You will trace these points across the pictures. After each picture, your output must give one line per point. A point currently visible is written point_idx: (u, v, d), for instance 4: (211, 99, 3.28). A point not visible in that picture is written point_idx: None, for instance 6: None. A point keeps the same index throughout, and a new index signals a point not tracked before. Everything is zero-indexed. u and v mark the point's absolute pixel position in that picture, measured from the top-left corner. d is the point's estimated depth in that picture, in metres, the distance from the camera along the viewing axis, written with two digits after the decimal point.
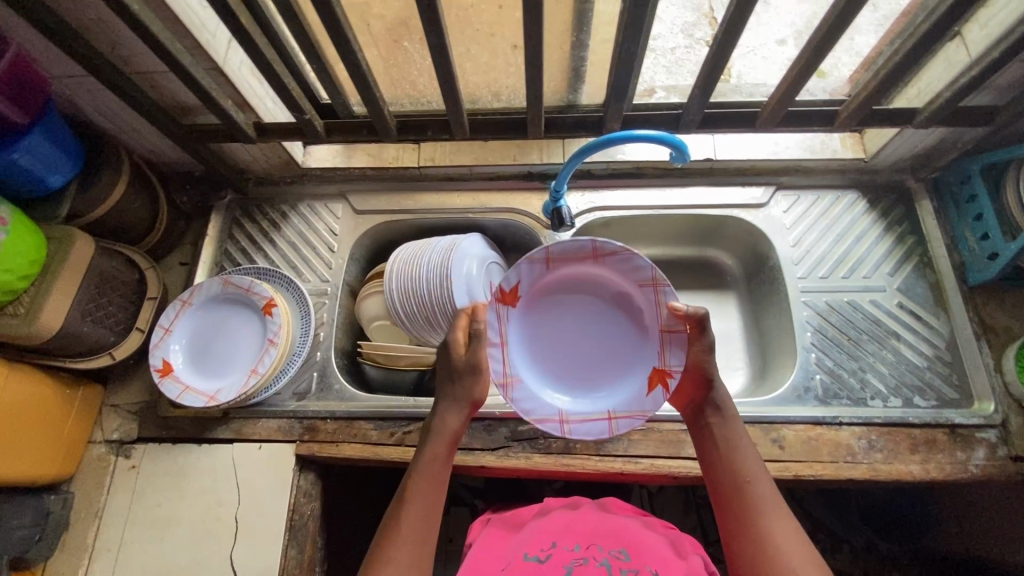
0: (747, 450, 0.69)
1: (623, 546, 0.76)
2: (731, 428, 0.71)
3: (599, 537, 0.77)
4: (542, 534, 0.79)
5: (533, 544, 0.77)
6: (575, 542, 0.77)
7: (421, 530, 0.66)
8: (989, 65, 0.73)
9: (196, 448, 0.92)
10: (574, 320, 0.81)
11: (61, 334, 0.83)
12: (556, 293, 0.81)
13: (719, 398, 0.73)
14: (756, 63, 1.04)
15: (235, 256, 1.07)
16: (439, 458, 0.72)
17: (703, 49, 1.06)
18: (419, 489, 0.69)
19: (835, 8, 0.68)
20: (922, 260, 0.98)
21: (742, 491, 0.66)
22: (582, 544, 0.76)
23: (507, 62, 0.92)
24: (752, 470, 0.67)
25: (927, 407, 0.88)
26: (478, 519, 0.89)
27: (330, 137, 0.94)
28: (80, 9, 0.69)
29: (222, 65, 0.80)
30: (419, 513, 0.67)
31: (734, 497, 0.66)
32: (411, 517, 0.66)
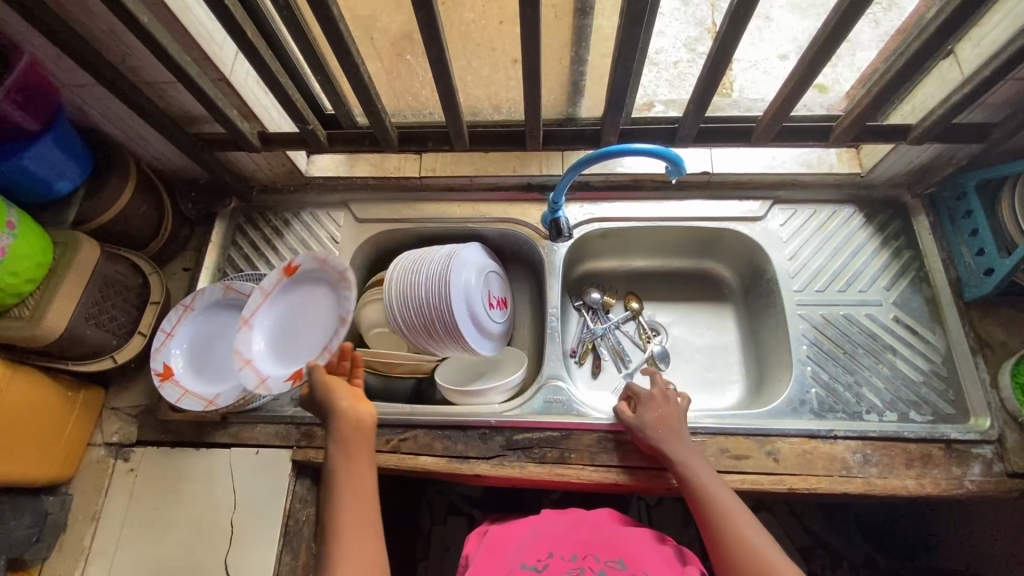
0: (702, 471, 0.79)
1: (619, 557, 0.76)
2: (682, 457, 0.81)
3: (596, 547, 0.78)
4: (540, 544, 0.79)
5: (531, 553, 0.77)
6: (572, 552, 0.77)
7: (352, 535, 0.70)
8: (981, 82, 0.74)
9: (195, 452, 0.93)
10: (461, 295, 0.95)
11: (64, 337, 0.84)
12: (449, 279, 0.94)
13: (671, 450, 0.82)
14: (758, 78, 1.06)
15: (237, 263, 1.08)
16: (349, 469, 0.76)
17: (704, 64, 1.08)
18: (339, 497, 0.74)
19: (827, 26, 0.70)
20: (918, 275, 0.98)
21: (708, 509, 0.76)
22: (579, 554, 0.77)
23: (508, 76, 0.94)
24: (711, 488, 0.77)
25: (923, 422, 0.88)
26: (477, 531, 0.89)
27: (333, 146, 0.95)
28: (93, 21, 0.71)
29: (229, 76, 0.82)
30: (348, 522, 0.71)
31: (705, 515, 0.76)
32: (343, 527, 0.71)
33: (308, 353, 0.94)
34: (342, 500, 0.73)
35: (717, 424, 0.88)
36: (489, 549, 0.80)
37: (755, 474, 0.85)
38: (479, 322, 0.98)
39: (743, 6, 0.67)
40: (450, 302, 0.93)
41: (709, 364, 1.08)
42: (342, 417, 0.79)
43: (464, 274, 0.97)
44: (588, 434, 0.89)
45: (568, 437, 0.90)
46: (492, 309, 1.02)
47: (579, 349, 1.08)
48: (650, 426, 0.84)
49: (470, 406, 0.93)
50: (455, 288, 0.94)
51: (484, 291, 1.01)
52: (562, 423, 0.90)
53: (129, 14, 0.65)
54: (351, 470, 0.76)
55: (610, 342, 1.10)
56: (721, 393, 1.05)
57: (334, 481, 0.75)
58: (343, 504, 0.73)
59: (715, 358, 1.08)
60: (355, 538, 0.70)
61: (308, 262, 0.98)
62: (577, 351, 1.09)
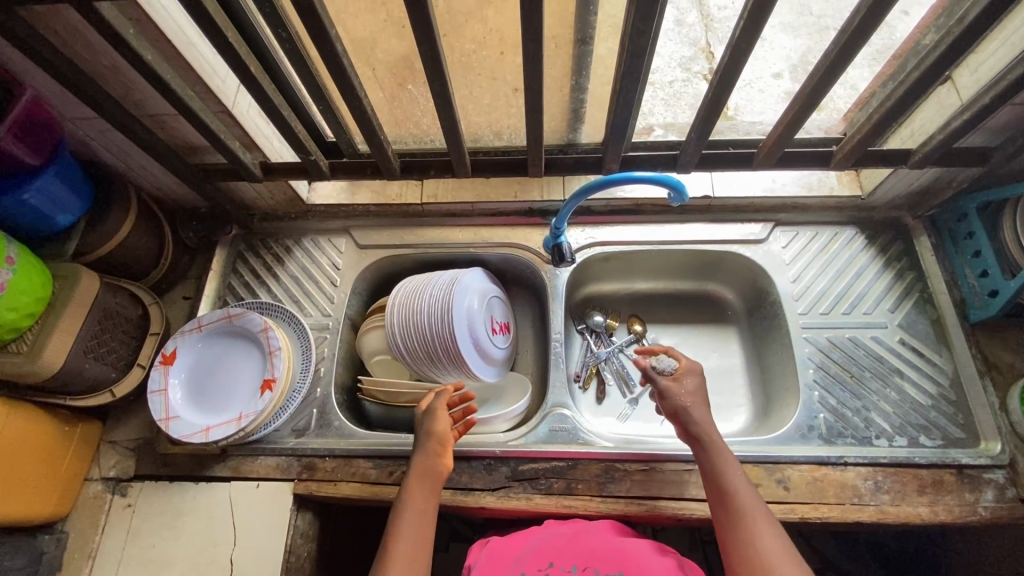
0: (729, 464, 0.77)
1: (619, 569, 0.74)
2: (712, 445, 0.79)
3: (597, 557, 0.75)
4: (540, 553, 0.77)
5: (531, 563, 0.76)
6: (571, 563, 0.75)
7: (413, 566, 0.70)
8: (981, 109, 0.74)
9: (193, 486, 0.92)
10: (461, 320, 0.94)
11: (62, 372, 0.83)
12: (450, 305, 0.94)
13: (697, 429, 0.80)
14: (752, 96, 1.07)
15: (238, 291, 1.08)
16: (425, 489, 0.78)
17: (700, 82, 1.11)
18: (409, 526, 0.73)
19: (823, 63, 0.68)
20: (922, 296, 0.98)
21: (728, 505, 0.73)
22: (578, 566, 0.75)
23: (509, 104, 0.95)
24: (735, 480, 0.75)
25: (933, 447, 0.87)
26: (480, 540, 0.85)
27: (334, 176, 0.94)
28: (95, 56, 0.71)
29: (231, 108, 0.82)
30: (414, 532, 0.73)
31: (721, 509, 0.74)
32: (407, 534, 0.73)
33: (253, 368, 0.95)
34: (407, 525, 0.73)
35: None
36: (492, 555, 0.79)
37: (766, 503, 0.84)
38: (480, 346, 0.97)
39: (743, 42, 0.67)
40: (450, 326, 0.93)
41: (715, 388, 1.06)
42: (437, 442, 0.81)
43: (465, 298, 0.96)
44: (594, 464, 0.88)
45: (574, 467, 0.88)
46: (493, 335, 1.01)
47: (582, 374, 1.07)
48: (685, 396, 0.83)
49: (475, 436, 0.91)
50: (455, 312, 0.94)
51: (484, 316, 0.99)
52: (568, 454, 0.88)
53: (134, 52, 0.65)
54: (427, 492, 0.78)
55: (614, 366, 1.09)
56: (728, 417, 1.04)
57: (408, 496, 0.77)
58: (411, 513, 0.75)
59: (721, 381, 1.07)
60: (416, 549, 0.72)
61: (185, 331, 0.96)
62: (581, 376, 1.08)
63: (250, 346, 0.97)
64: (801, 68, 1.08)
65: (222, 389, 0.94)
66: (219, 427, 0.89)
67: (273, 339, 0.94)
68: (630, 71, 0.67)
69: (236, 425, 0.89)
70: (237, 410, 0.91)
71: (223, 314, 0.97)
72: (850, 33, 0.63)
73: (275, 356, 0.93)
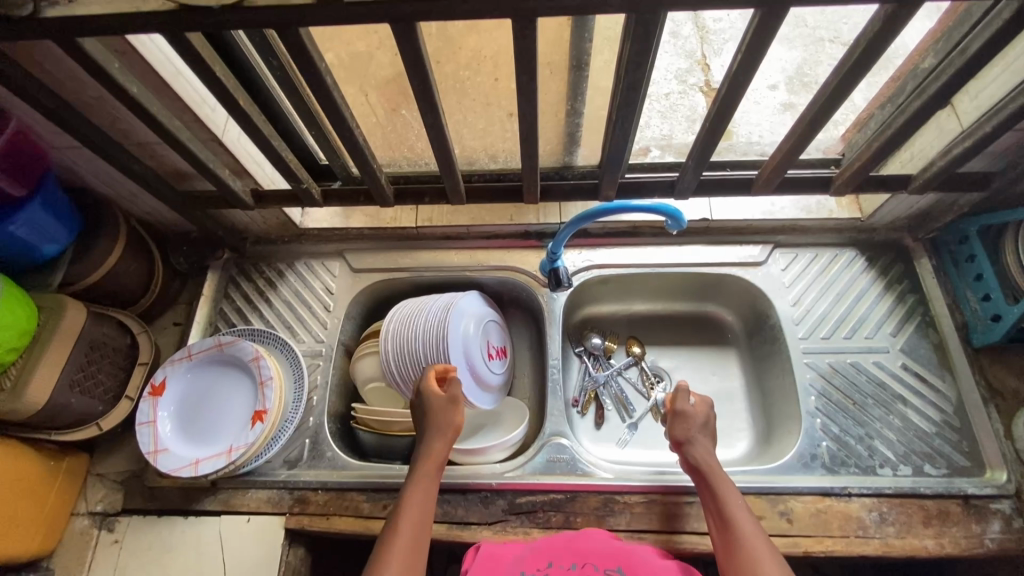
0: (734, 501, 0.75)
1: (619, 565, 0.74)
2: (719, 484, 0.77)
3: (595, 554, 0.76)
4: (539, 552, 0.77)
5: (532, 562, 0.75)
6: (571, 561, 0.75)
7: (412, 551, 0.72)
8: (984, 137, 0.71)
9: (182, 521, 0.89)
10: (458, 344, 0.93)
11: (46, 408, 0.81)
12: (448, 327, 0.93)
13: (700, 462, 0.79)
14: (749, 108, 1.07)
15: (229, 316, 1.06)
16: (430, 477, 0.79)
17: (696, 94, 1.10)
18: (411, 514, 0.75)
19: (822, 93, 0.67)
20: (924, 320, 0.96)
21: (732, 543, 0.71)
22: (578, 563, 0.75)
23: (504, 128, 0.94)
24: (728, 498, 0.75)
25: (938, 476, 0.85)
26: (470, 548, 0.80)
27: (327, 202, 0.93)
28: (81, 88, 0.70)
29: (221, 136, 0.80)
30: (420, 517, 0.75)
31: (724, 545, 0.72)
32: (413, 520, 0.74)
33: (244, 398, 0.93)
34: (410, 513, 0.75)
35: None
36: (488, 555, 0.77)
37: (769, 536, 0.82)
38: (480, 371, 0.96)
39: (737, 80, 0.65)
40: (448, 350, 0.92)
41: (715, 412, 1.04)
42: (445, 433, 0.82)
43: (463, 320, 0.96)
44: (593, 496, 0.86)
45: (573, 499, 0.86)
46: (490, 360, 0.99)
47: (581, 399, 1.05)
48: (693, 427, 0.82)
49: (472, 467, 0.89)
50: (453, 336, 0.93)
51: (482, 341, 0.98)
52: (566, 486, 0.87)
53: (119, 86, 0.63)
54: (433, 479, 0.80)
55: (613, 390, 1.07)
56: (730, 443, 1.02)
57: (415, 483, 0.79)
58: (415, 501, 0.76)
59: (721, 405, 1.05)
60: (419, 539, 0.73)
61: (175, 359, 0.95)
62: (580, 401, 1.06)
63: (241, 374, 0.95)
64: (798, 80, 1.08)
65: (212, 420, 0.92)
66: (208, 460, 0.87)
67: (264, 368, 0.92)
68: (626, 103, 0.66)
69: (226, 458, 0.87)
70: (227, 442, 0.89)
71: (213, 341, 0.95)
72: (850, 65, 0.61)
73: (267, 386, 0.91)
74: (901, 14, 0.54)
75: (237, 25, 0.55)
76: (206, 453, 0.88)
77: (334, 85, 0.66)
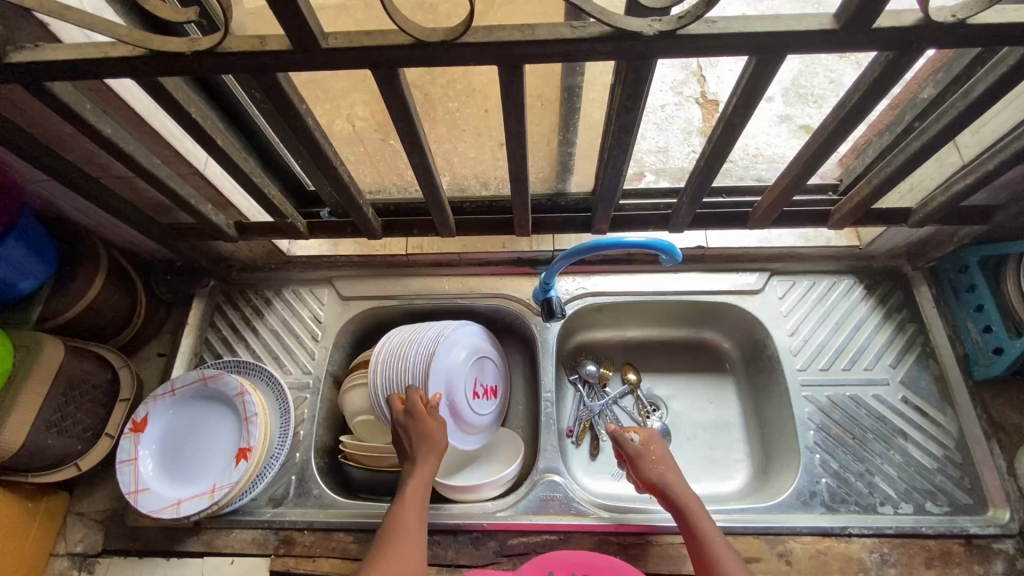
0: (714, 537, 0.71)
1: None
2: (695, 521, 0.73)
3: (592, 567, 0.75)
4: (537, 563, 0.76)
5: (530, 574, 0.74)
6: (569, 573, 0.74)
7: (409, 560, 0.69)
8: (985, 174, 0.70)
9: (164, 563, 0.87)
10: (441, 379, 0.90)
11: (21, 451, 0.79)
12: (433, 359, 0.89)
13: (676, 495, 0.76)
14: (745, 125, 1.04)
15: (215, 346, 1.03)
16: (418, 491, 0.77)
17: (692, 107, 1.06)
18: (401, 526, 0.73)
19: (823, 130, 0.65)
20: (924, 351, 0.95)
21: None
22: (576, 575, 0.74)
23: (495, 158, 0.92)
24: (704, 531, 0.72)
25: (941, 515, 0.83)
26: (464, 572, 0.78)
27: (313, 234, 0.90)
28: (54, 125, 0.67)
29: (202, 170, 0.78)
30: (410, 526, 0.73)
31: None
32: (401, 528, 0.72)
33: (228, 435, 0.90)
34: (401, 526, 0.73)
35: (725, 524, 0.83)
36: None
37: None
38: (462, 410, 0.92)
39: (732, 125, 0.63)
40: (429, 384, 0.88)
41: (711, 442, 1.02)
42: (433, 453, 0.81)
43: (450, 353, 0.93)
44: (587, 537, 0.84)
45: (566, 540, 0.84)
46: (475, 400, 0.95)
47: (575, 429, 1.03)
48: (652, 461, 0.80)
49: (465, 506, 0.87)
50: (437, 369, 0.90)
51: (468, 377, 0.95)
52: (559, 526, 0.85)
53: (91, 128, 0.61)
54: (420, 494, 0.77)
55: (608, 420, 1.04)
56: (728, 476, 0.99)
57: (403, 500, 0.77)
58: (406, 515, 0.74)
59: (718, 435, 1.03)
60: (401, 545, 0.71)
61: (157, 394, 0.92)
62: (574, 431, 1.03)
63: (226, 409, 0.92)
64: (795, 91, 1.04)
65: (196, 459, 0.89)
66: (191, 501, 0.85)
67: (249, 403, 0.89)
68: (619, 143, 0.64)
69: (209, 499, 0.84)
70: (210, 483, 0.86)
71: (197, 374, 0.92)
72: (850, 108, 0.60)
73: (251, 422, 0.89)
74: (902, 61, 0.52)
75: (212, 70, 0.53)
76: (189, 494, 0.86)
77: (316, 124, 0.64)
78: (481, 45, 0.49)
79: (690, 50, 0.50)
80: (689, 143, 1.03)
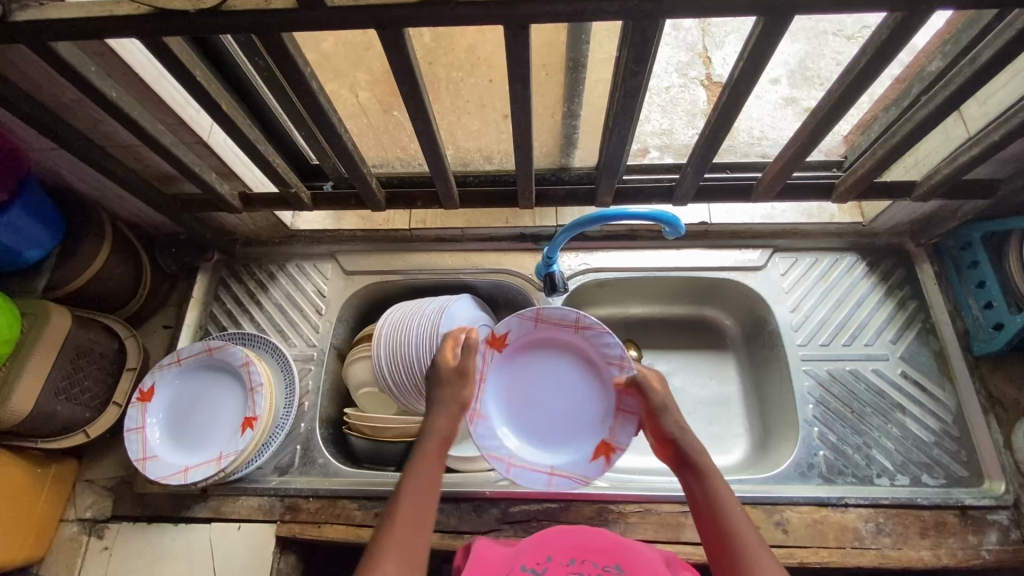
0: (729, 498, 0.65)
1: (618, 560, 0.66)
2: (712, 486, 0.66)
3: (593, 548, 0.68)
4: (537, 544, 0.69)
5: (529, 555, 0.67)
6: (570, 556, 0.67)
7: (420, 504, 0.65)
8: (990, 146, 0.70)
9: (172, 528, 0.89)
10: (580, 354, 0.87)
11: (31, 417, 0.80)
12: (538, 335, 0.88)
13: (690, 454, 0.69)
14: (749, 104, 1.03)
15: (219, 319, 1.04)
16: (440, 452, 0.71)
17: (697, 89, 1.03)
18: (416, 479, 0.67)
19: (834, 91, 0.64)
20: (924, 326, 0.95)
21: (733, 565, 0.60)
22: (577, 559, 0.67)
23: (498, 130, 0.91)
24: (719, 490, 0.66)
25: (936, 487, 0.85)
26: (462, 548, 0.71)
27: (317, 206, 0.90)
28: (58, 90, 0.67)
29: (207, 139, 0.78)
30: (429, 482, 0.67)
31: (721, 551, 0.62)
32: (421, 484, 0.67)
33: (233, 405, 0.91)
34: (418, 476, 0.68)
35: None
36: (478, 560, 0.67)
37: None
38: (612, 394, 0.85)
39: (739, 89, 0.63)
40: (606, 340, 0.84)
41: (712, 417, 1.03)
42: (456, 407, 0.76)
43: (510, 380, 0.88)
44: (587, 506, 0.86)
45: (566, 508, 0.86)
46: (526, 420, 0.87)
47: None
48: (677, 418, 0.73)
49: (468, 475, 0.89)
50: (553, 344, 0.88)
51: (564, 388, 0.88)
52: (560, 495, 0.86)
53: (97, 91, 0.61)
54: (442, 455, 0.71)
55: None
56: (726, 450, 1.00)
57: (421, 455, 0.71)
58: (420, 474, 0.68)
59: (718, 411, 1.04)
60: (417, 546, 0.62)
61: (164, 364, 0.93)
62: None
63: (230, 379, 0.93)
64: (800, 73, 1.02)
65: (201, 428, 0.90)
66: (198, 468, 0.86)
67: (254, 373, 0.90)
68: (623, 110, 0.64)
69: (214, 467, 0.86)
70: (216, 451, 0.88)
71: (204, 344, 0.93)
72: (857, 73, 0.59)
73: (257, 391, 0.90)
74: (910, 23, 0.52)
75: (218, 29, 0.53)
76: (195, 461, 0.87)
77: (319, 88, 0.64)
78: (487, 3, 0.49)
79: (695, 11, 0.49)
80: (692, 126, 1.00)
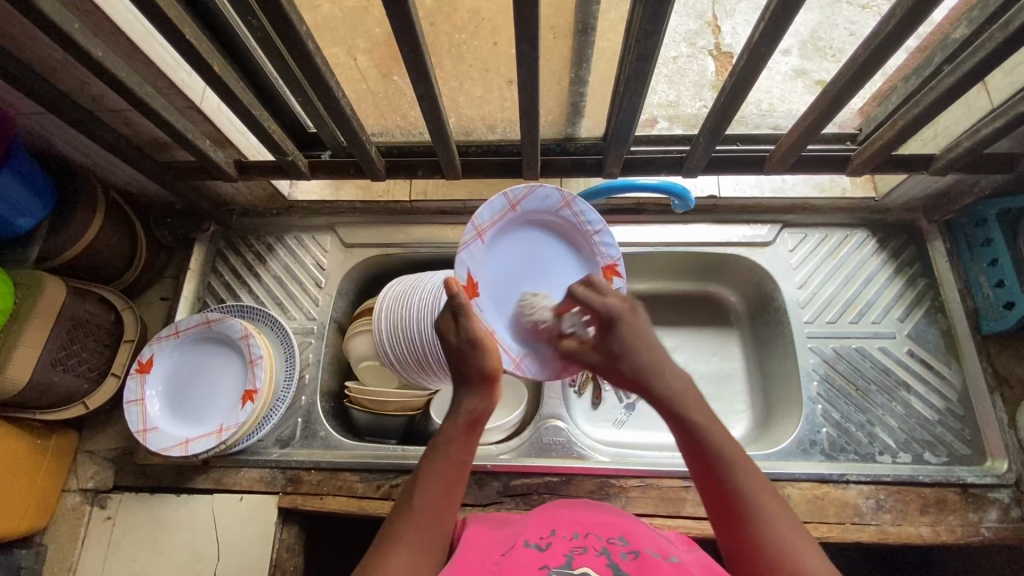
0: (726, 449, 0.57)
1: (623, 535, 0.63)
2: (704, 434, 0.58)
3: (597, 523, 0.64)
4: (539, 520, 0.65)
5: (531, 531, 0.64)
6: (574, 530, 0.63)
7: (434, 506, 0.60)
8: (1016, 116, 0.67)
9: (174, 499, 0.89)
10: (527, 225, 0.80)
11: (29, 387, 0.79)
12: (494, 241, 0.76)
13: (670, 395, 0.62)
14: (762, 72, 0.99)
15: (217, 291, 1.02)
16: (462, 445, 0.63)
17: (705, 60, 0.98)
18: (434, 477, 0.61)
19: (853, 60, 0.61)
20: (934, 305, 0.94)
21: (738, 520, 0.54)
22: (581, 533, 0.63)
23: (502, 97, 0.88)
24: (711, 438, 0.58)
25: (938, 464, 0.85)
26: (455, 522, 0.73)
27: (315, 175, 0.88)
28: (42, 50, 0.64)
29: (200, 104, 0.76)
30: (447, 483, 0.61)
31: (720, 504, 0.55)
32: (437, 484, 0.61)
33: (231, 377, 0.91)
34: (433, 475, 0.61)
35: None
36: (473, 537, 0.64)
37: None
38: (577, 228, 0.82)
39: (758, 53, 0.60)
40: (545, 194, 0.78)
41: (714, 393, 1.02)
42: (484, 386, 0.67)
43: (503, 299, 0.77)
44: (589, 479, 0.86)
45: (568, 482, 0.86)
46: None
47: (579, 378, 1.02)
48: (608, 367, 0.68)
49: None
50: (501, 238, 0.77)
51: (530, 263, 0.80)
52: (560, 468, 0.86)
53: (82, 51, 0.58)
54: (465, 448, 0.63)
55: None
56: (728, 425, 1.00)
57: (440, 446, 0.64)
58: (436, 470, 0.62)
59: (720, 387, 1.03)
60: (432, 540, 0.58)
61: (163, 338, 0.92)
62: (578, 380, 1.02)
63: (229, 353, 0.92)
64: (811, 45, 0.96)
65: (200, 401, 0.90)
66: (197, 441, 0.86)
67: (253, 346, 0.89)
68: (635, 75, 0.61)
69: (215, 440, 0.85)
70: (215, 424, 0.87)
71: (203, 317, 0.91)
72: (882, 38, 0.56)
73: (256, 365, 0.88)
74: None
75: None
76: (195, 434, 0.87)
77: (316, 49, 0.61)
78: None
79: None
80: (701, 98, 0.97)
